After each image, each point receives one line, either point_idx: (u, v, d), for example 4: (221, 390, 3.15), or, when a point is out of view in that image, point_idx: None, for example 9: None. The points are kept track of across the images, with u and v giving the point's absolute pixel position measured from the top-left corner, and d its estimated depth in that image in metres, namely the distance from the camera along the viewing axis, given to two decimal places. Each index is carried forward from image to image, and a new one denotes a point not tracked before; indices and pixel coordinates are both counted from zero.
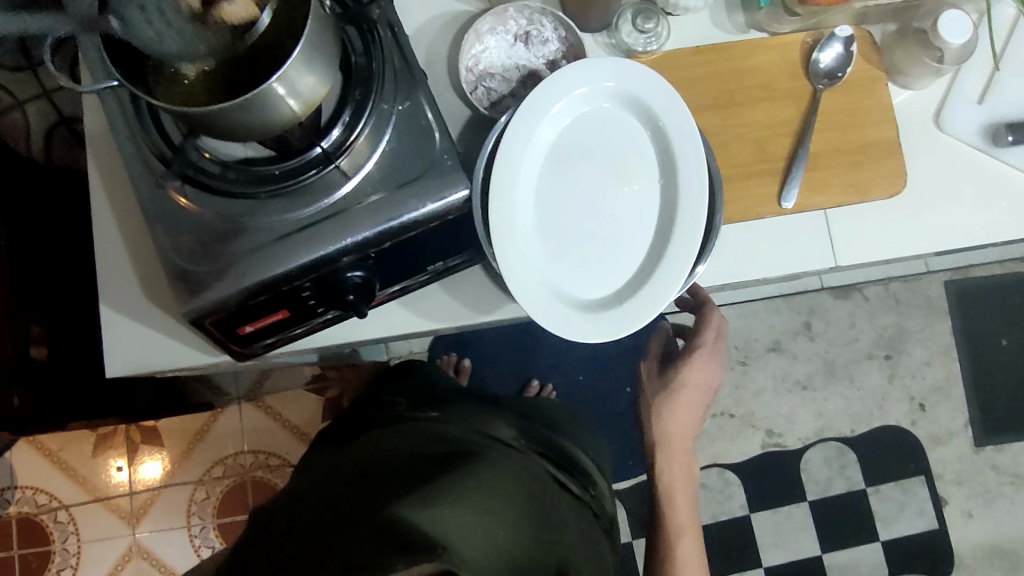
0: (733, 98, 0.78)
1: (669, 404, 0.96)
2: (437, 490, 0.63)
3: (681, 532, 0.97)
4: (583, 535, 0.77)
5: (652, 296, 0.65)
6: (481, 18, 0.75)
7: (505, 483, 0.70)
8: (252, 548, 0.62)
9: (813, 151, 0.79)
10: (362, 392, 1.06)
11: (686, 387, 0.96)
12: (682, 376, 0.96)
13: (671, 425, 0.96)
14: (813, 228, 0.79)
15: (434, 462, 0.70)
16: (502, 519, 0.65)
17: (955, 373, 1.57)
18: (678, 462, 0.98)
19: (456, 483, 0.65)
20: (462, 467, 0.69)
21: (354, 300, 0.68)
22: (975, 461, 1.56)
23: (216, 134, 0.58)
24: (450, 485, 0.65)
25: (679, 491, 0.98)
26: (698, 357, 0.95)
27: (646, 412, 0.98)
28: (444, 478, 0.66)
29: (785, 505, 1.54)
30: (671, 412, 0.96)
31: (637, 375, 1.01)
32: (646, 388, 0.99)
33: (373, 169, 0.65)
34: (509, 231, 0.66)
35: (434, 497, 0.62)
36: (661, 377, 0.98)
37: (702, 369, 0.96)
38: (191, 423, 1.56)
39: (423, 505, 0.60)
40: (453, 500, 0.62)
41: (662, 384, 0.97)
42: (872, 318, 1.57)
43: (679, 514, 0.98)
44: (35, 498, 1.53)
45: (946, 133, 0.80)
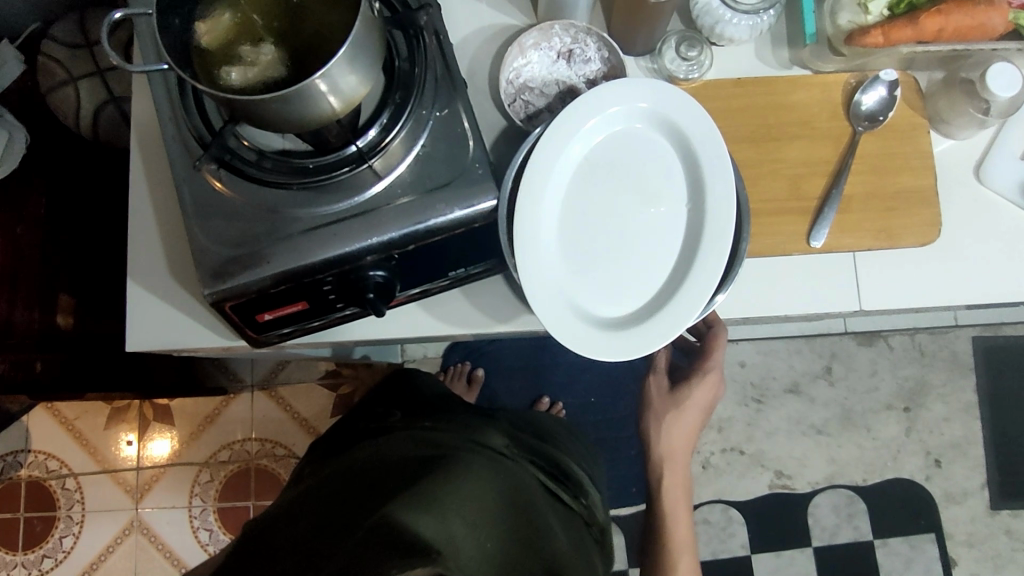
0: (770, 133, 0.78)
1: (674, 420, 0.97)
2: (429, 494, 0.63)
3: (680, 546, 0.99)
4: (575, 543, 0.76)
5: (671, 317, 0.65)
6: (526, 33, 0.75)
7: (495, 489, 0.69)
8: (245, 554, 0.62)
9: (847, 193, 0.78)
10: (360, 402, 1.06)
11: (693, 405, 0.97)
12: (689, 394, 0.96)
13: (675, 440, 0.98)
14: (841, 271, 0.78)
15: (425, 465, 0.70)
16: (492, 530, 0.64)
17: (976, 432, 1.53)
18: (679, 476, 1.00)
19: (447, 488, 0.65)
20: (452, 472, 0.68)
21: (373, 298, 0.68)
22: (989, 524, 1.51)
23: (258, 127, 0.60)
24: (440, 488, 0.64)
25: (677, 502, 0.99)
26: (707, 377, 0.95)
27: (650, 424, 0.99)
28: (435, 481, 0.66)
29: (787, 548, 1.51)
30: (677, 427, 0.97)
31: (643, 389, 1.01)
32: (654, 402, 0.99)
33: (404, 172, 0.66)
34: (531, 242, 0.66)
35: (427, 501, 0.62)
36: (669, 394, 0.98)
37: (709, 388, 0.96)
38: (203, 406, 1.58)
39: (415, 507, 0.60)
40: (445, 506, 0.62)
41: (669, 400, 0.98)
42: (894, 368, 1.54)
43: (679, 528, 0.99)
44: (46, 464, 1.56)
45: (985, 185, 0.79)
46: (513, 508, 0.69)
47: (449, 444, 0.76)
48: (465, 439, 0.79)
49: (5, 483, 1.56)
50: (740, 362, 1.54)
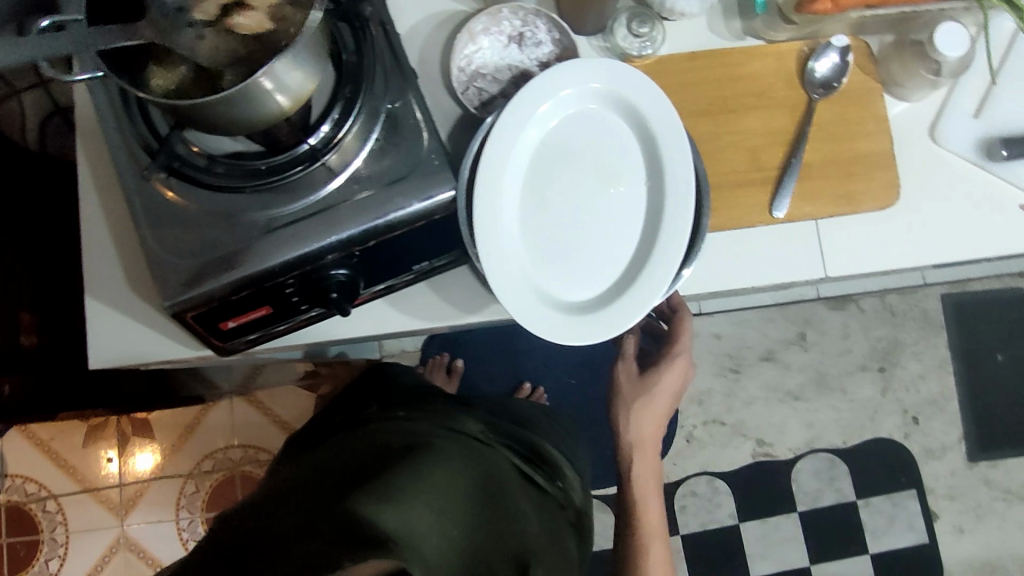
0: (726, 105, 0.78)
1: (643, 406, 0.99)
2: (395, 485, 0.62)
3: (653, 531, 0.99)
4: (550, 528, 0.76)
5: (636, 298, 0.65)
6: (474, 18, 0.74)
7: (465, 476, 0.68)
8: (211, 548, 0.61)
9: (805, 162, 0.79)
10: (336, 396, 1.05)
11: (661, 391, 0.99)
12: (659, 378, 0.98)
13: (645, 427, 0.99)
14: (804, 240, 0.78)
15: (395, 454, 0.69)
16: (459, 520, 0.63)
17: (950, 387, 1.56)
18: (650, 464, 1.01)
19: (414, 478, 0.64)
20: (420, 462, 0.67)
21: (337, 297, 0.67)
22: (967, 476, 1.55)
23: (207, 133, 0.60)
24: (409, 480, 0.63)
25: (650, 490, 1.00)
26: (674, 361, 0.97)
27: (620, 411, 1.00)
28: (405, 470, 0.65)
29: (773, 514, 1.54)
30: (646, 414, 0.99)
31: (613, 375, 1.02)
32: (623, 388, 1.00)
33: (361, 167, 0.65)
34: (493, 231, 0.65)
35: (393, 493, 0.61)
36: (639, 379, 0.99)
37: (677, 373, 0.98)
38: (182, 416, 1.56)
39: (378, 500, 0.59)
40: (411, 498, 0.61)
41: (638, 386, 0.99)
42: (866, 330, 1.56)
43: (650, 514, 1.00)
44: (24, 487, 1.53)
45: (941, 146, 0.80)
46: (482, 496, 0.68)
47: (422, 431, 0.75)
48: (438, 427, 0.78)
49: None
50: (715, 335, 1.55)
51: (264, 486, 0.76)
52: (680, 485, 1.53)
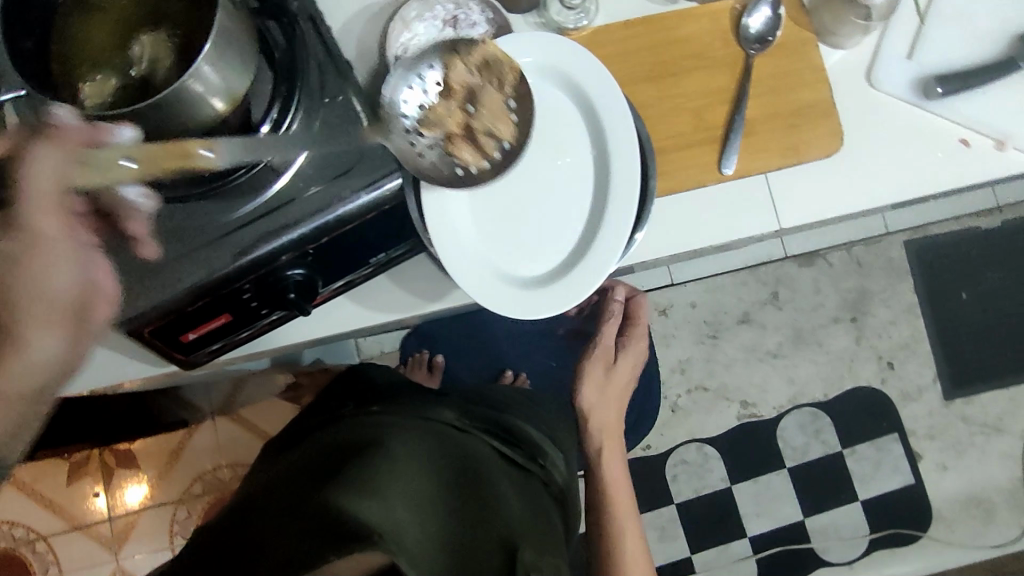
0: (666, 69, 0.79)
1: (606, 380, 1.08)
2: (372, 477, 0.62)
3: (623, 502, 1.03)
4: (533, 505, 0.76)
5: (591, 265, 0.65)
6: (407, 4, 0.74)
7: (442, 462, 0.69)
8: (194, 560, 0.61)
9: (749, 118, 0.80)
10: (318, 396, 1.05)
11: (620, 366, 1.09)
12: (620, 354, 1.09)
13: (605, 401, 1.08)
14: (755, 195, 0.79)
15: (370, 447, 0.68)
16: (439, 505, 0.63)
17: (921, 330, 1.59)
18: (612, 436, 1.08)
19: (390, 468, 0.64)
20: (395, 452, 0.67)
21: (294, 297, 0.68)
22: (945, 414, 1.59)
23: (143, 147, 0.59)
24: (386, 471, 0.63)
25: (614, 461, 1.05)
26: (633, 341, 1.10)
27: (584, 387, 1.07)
28: (381, 462, 0.65)
29: (763, 473, 1.56)
30: (607, 388, 1.07)
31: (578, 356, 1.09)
32: (586, 366, 1.08)
33: (305, 164, 0.64)
34: (442, 213, 0.66)
35: (370, 484, 0.60)
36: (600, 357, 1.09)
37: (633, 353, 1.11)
38: (165, 442, 1.54)
39: (357, 491, 0.58)
40: (389, 488, 0.61)
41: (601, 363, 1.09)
42: (835, 282, 1.59)
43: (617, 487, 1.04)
44: (13, 532, 1.51)
45: (878, 89, 0.81)
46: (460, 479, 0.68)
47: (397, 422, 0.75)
48: (413, 418, 0.78)
49: None
50: (689, 303, 1.57)
51: (241, 495, 0.75)
52: (669, 455, 1.56)
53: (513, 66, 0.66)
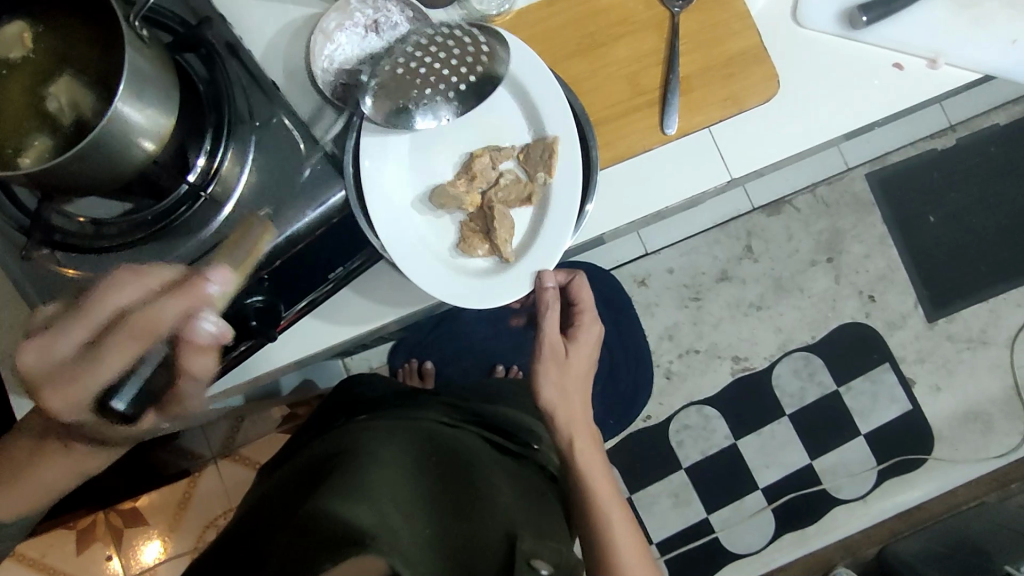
0: (595, 40, 0.79)
1: None
2: (359, 482, 0.61)
3: None
4: (531, 489, 0.76)
5: (548, 242, 0.64)
6: (324, 17, 0.73)
7: None
8: None
9: (685, 75, 0.80)
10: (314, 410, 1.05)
11: None
12: None
13: None
14: (702, 149, 0.79)
15: (356, 453, 0.68)
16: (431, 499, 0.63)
17: (895, 258, 1.61)
18: None
19: (379, 471, 0.64)
20: (381, 456, 0.67)
21: (257, 325, 0.65)
22: (931, 336, 1.61)
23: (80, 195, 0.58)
24: (373, 474, 0.63)
25: None
26: None
27: None
28: (368, 467, 0.64)
29: (765, 424, 1.58)
30: None
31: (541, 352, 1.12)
32: None
33: (244, 191, 0.64)
34: (389, 216, 0.65)
35: (358, 489, 0.60)
36: None
37: None
38: (171, 494, 1.52)
39: (345, 498, 0.58)
40: (376, 492, 0.61)
41: None
42: (806, 226, 1.60)
43: None
44: None
45: (806, 27, 0.81)
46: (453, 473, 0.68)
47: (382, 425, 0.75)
48: (398, 420, 0.77)
49: None
50: (666, 270, 1.57)
51: (233, 523, 0.74)
52: (671, 421, 1.57)
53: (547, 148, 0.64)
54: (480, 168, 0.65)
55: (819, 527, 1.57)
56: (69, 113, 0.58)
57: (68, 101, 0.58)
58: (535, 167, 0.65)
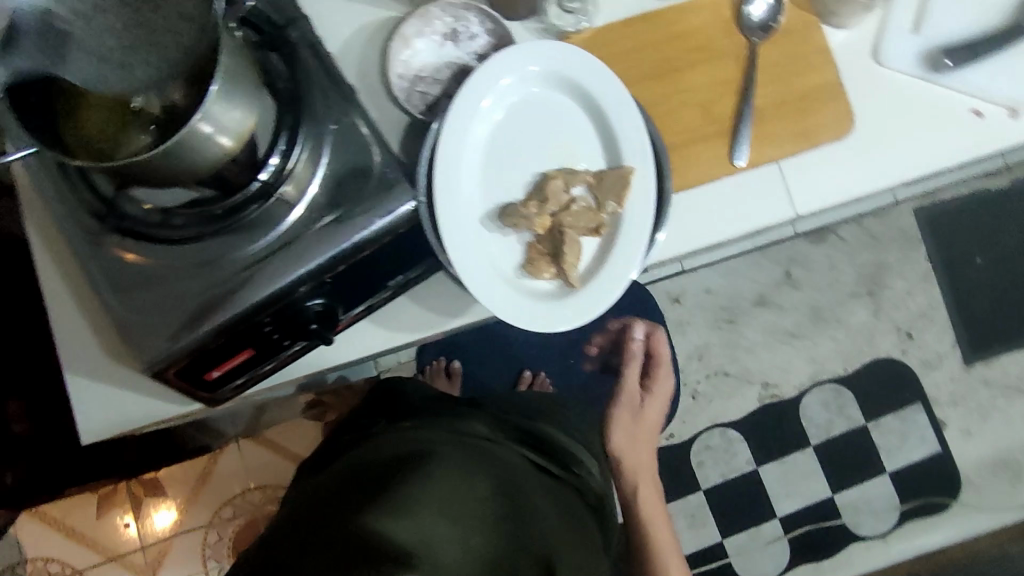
0: (672, 65, 0.78)
1: (633, 422, 1.29)
2: (406, 495, 0.63)
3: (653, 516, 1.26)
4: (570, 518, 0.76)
5: (616, 270, 0.65)
6: (405, 22, 0.73)
7: (480, 476, 0.68)
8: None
9: (759, 107, 0.79)
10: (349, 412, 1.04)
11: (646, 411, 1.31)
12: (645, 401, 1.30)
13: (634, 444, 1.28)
14: (769, 183, 0.78)
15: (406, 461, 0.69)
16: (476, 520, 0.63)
17: (937, 297, 1.58)
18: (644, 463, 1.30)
19: (429, 487, 0.64)
20: (431, 468, 0.67)
21: (317, 328, 0.67)
22: (967, 380, 1.58)
23: (142, 188, 0.63)
24: (421, 487, 0.64)
25: (652, 500, 1.28)
26: (658, 384, 1.31)
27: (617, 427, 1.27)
28: (418, 481, 0.65)
29: (789, 453, 1.56)
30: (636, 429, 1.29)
31: (618, 408, 1.28)
32: (621, 411, 1.28)
33: (317, 193, 0.64)
34: (460, 235, 0.64)
35: (405, 505, 0.62)
36: (636, 407, 1.30)
37: (657, 399, 1.31)
38: (191, 468, 1.48)
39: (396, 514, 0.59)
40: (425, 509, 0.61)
41: (632, 409, 1.29)
42: (849, 257, 1.57)
43: (648, 502, 1.28)
44: (47, 569, 1.45)
45: (886, 67, 0.80)
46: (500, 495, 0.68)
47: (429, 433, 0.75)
48: (445, 429, 0.78)
49: None
50: (704, 289, 1.56)
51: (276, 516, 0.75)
52: (694, 441, 1.55)
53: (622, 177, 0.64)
54: (552, 191, 0.65)
55: (835, 560, 1.55)
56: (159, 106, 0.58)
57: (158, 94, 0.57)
58: (607, 196, 0.64)
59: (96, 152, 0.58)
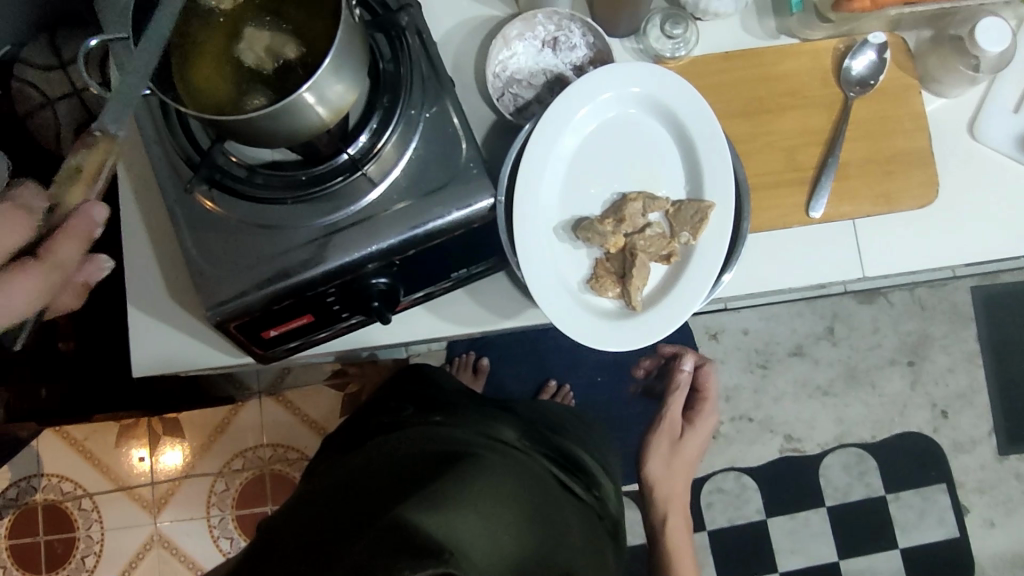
0: (762, 105, 0.77)
1: (671, 453, 1.29)
2: (440, 493, 0.64)
3: (679, 548, 1.28)
4: (589, 539, 0.76)
5: (684, 298, 0.65)
6: (509, 24, 0.74)
7: (511, 487, 0.69)
8: (261, 550, 0.64)
9: (843, 161, 0.78)
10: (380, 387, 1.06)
11: (687, 443, 1.30)
12: (688, 433, 1.30)
13: (669, 474, 1.29)
14: (840, 239, 0.78)
15: (438, 461, 0.70)
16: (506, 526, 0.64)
17: (979, 380, 1.54)
18: (678, 494, 1.30)
19: (462, 489, 0.65)
20: (465, 471, 0.68)
21: (378, 306, 0.68)
22: (997, 469, 1.54)
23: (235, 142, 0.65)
24: (454, 488, 0.65)
25: (680, 530, 1.30)
26: (702, 418, 1.30)
27: (653, 455, 1.29)
28: (452, 482, 0.66)
29: (801, 509, 1.53)
30: (674, 461, 1.29)
31: (656, 437, 1.29)
32: (660, 440, 1.29)
33: (400, 176, 0.65)
34: (532, 240, 0.66)
35: (437, 501, 0.63)
36: (676, 439, 1.30)
37: (699, 432, 1.30)
38: (211, 415, 1.51)
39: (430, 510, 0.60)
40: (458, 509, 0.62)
41: (671, 439, 1.29)
42: (896, 324, 1.54)
43: (677, 532, 1.29)
44: (60, 486, 1.49)
45: (980, 143, 0.79)
46: (528, 507, 0.69)
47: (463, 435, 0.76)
48: (479, 432, 0.79)
49: (22, 509, 1.49)
50: (742, 330, 1.54)
51: (303, 491, 0.77)
52: (707, 481, 1.53)
53: (700, 209, 0.64)
54: (630, 212, 0.66)
55: None
56: (279, 63, 0.60)
57: (279, 50, 0.59)
58: (682, 226, 0.65)
59: (210, 104, 0.60)
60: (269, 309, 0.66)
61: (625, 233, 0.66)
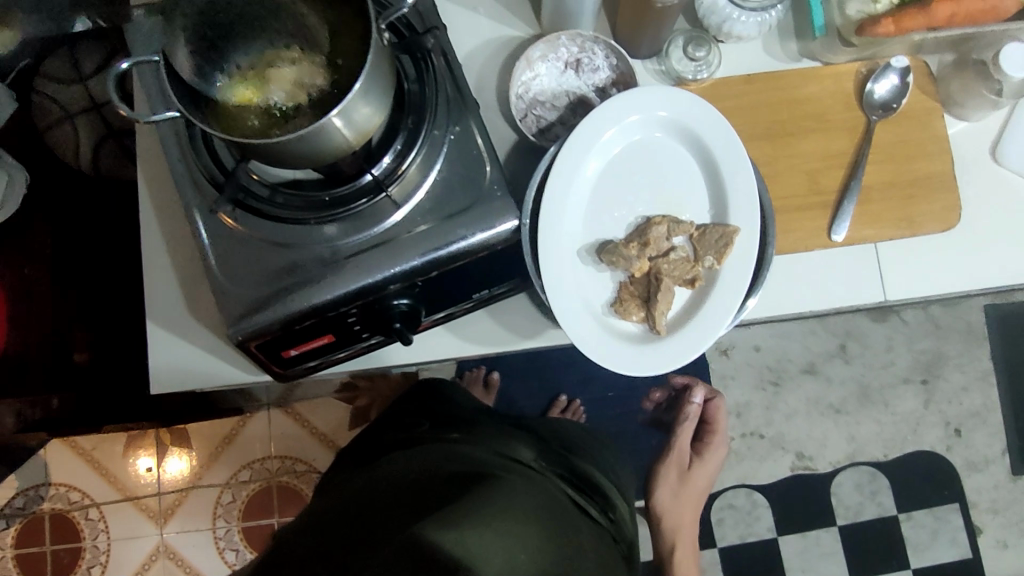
0: (785, 128, 0.77)
1: (680, 484, 1.30)
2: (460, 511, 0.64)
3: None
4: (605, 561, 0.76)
5: (709, 320, 0.65)
6: (533, 46, 0.74)
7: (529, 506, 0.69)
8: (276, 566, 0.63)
9: (865, 184, 0.78)
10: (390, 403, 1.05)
11: (696, 476, 1.31)
12: (697, 467, 1.32)
13: (677, 506, 1.30)
14: (861, 262, 0.77)
15: (456, 480, 0.70)
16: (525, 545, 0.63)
17: (994, 400, 1.53)
18: (686, 525, 1.32)
19: (481, 507, 0.65)
20: (483, 490, 0.68)
21: (400, 327, 0.69)
22: (1011, 489, 1.52)
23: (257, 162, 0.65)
24: (473, 505, 0.65)
25: (685, 561, 1.32)
26: (711, 451, 1.32)
27: (661, 486, 1.31)
28: (470, 500, 0.66)
29: (812, 528, 1.52)
30: (683, 493, 1.30)
31: (665, 469, 1.31)
32: (669, 472, 1.30)
33: (423, 198, 0.65)
34: (556, 262, 0.65)
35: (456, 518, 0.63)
36: (684, 471, 1.31)
37: (708, 465, 1.32)
38: (219, 425, 1.51)
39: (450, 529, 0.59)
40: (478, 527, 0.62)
41: (680, 472, 1.31)
42: (909, 342, 1.54)
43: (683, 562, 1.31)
44: (67, 495, 1.49)
45: (1003, 167, 0.78)
46: (547, 527, 0.68)
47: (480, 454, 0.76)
48: (496, 452, 0.79)
49: (27, 519, 1.49)
50: (754, 347, 1.53)
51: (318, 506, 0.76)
52: (717, 498, 1.51)
53: (726, 233, 0.64)
54: (655, 237, 0.66)
55: None
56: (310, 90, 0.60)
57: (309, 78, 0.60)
58: (706, 251, 0.65)
59: (241, 129, 0.59)
60: (289, 329, 0.66)
61: (649, 259, 0.66)
